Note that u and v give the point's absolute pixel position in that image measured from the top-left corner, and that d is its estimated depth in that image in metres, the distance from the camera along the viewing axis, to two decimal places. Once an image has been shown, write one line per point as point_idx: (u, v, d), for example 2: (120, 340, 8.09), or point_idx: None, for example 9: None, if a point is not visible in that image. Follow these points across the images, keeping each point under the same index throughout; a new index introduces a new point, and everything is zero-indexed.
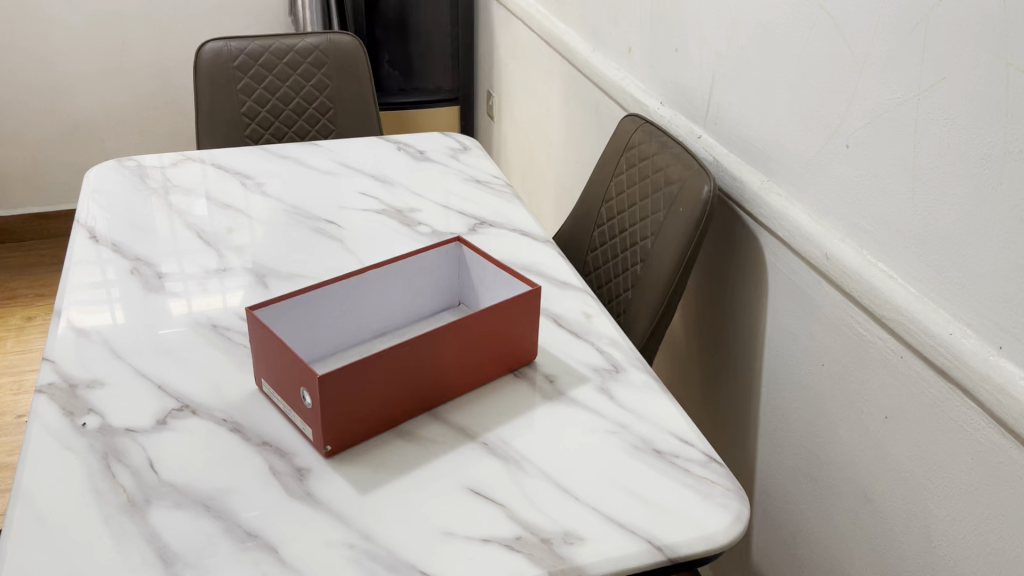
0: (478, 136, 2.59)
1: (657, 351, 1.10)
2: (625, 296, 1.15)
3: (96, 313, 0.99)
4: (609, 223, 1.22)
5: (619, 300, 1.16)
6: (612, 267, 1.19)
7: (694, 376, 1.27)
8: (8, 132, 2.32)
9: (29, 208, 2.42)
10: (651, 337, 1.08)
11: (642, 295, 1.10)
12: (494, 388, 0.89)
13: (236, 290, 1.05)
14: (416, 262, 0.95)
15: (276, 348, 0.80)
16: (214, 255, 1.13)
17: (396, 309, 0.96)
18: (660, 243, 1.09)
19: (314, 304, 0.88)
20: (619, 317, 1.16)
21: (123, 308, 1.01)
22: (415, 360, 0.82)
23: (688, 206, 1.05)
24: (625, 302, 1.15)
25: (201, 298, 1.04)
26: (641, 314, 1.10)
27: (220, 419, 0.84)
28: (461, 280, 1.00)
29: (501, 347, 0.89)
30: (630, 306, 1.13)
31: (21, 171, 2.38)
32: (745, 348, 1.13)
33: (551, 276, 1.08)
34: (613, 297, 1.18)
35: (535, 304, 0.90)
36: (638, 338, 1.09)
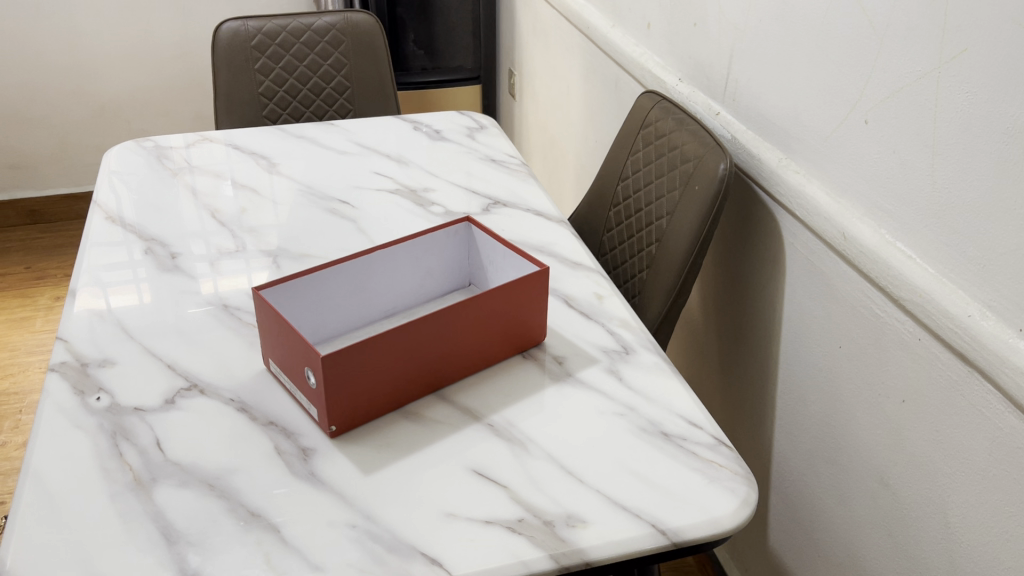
0: (500, 115, 2.57)
1: (672, 332, 1.08)
2: (640, 276, 1.14)
3: (123, 293, 1.00)
4: (625, 202, 1.20)
5: (635, 280, 1.15)
6: (628, 247, 1.18)
7: (711, 358, 1.25)
8: (36, 115, 2.34)
9: (57, 189, 2.45)
10: (666, 319, 1.06)
11: (658, 276, 1.09)
12: (501, 369, 0.88)
13: (262, 270, 1.06)
14: (425, 242, 0.94)
15: (281, 327, 0.80)
16: (229, 236, 1.13)
17: (405, 291, 0.96)
18: (675, 223, 1.07)
19: (322, 284, 0.88)
20: (635, 298, 1.14)
21: (149, 288, 1.01)
22: (421, 341, 0.81)
23: (704, 184, 1.03)
24: (640, 283, 1.13)
25: (225, 273, 1.05)
26: (656, 295, 1.08)
27: (228, 398, 0.84)
28: (471, 261, 0.99)
29: (508, 328, 0.88)
30: (645, 287, 1.12)
31: (49, 154, 2.40)
32: (762, 330, 1.11)
33: (564, 256, 1.07)
34: (628, 278, 1.17)
35: (543, 284, 0.89)
36: (653, 319, 1.07)
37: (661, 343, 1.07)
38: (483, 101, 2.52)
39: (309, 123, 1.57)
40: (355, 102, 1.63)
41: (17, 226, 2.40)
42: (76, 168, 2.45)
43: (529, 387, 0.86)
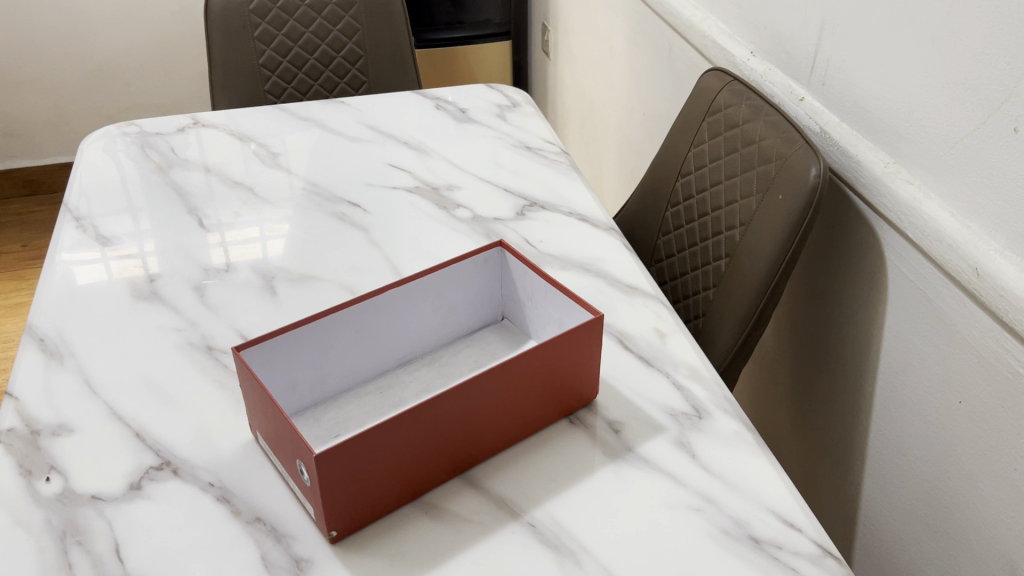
0: (531, 72, 2.37)
1: (744, 366, 0.90)
2: (704, 295, 0.95)
3: (127, 264, 0.92)
4: (686, 203, 1.01)
5: (698, 299, 0.97)
6: (690, 258, 0.99)
7: (783, 382, 1.07)
8: (28, 80, 2.17)
9: (57, 158, 2.30)
10: (738, 352, 0.88)
11: (728, 299, 0.90)
12: (543, 440, 0.71)
13: (277, 239, 0.96)
14: (448, 275, 0.76)
15: (266, 404, 0.63)
16: (216, 247, 0.95)
17: (425, 333, 0.78)
18: (750, 235, 0.89)
19: (320, 334, 0.71)
20: (698, 319, 0.96)
21: (157, 258, 0.94)
22: (441, 418, 0.64)
23: (790, 193, 0.84)
24: (705, 304, 0.95)
25: (237, 240, 0.96)
26: (725, 322, 0.90)
27: (206, 483, 0.68)
28: (504, 293, 0.81)
29: (552, 389, 0.71)
30: (712, 309, 0.93)
31: (46, 121, 2.24)
32: (850, 363, 0.92)
33: (614, 278, 0.89)
34: (690, 294, 0.99)
35: (596, 335, 0.71)
36: (722, 351, 0.89)
37: (731, 381, 0.89)
38: (512, 57, 2.31)
39: (316, 99, 1.38)
40: (367, 71, 1.44)
41: (14, 197, 2.25)
42: (76, 136, 2.29)
43: (579, 470, 0.69)
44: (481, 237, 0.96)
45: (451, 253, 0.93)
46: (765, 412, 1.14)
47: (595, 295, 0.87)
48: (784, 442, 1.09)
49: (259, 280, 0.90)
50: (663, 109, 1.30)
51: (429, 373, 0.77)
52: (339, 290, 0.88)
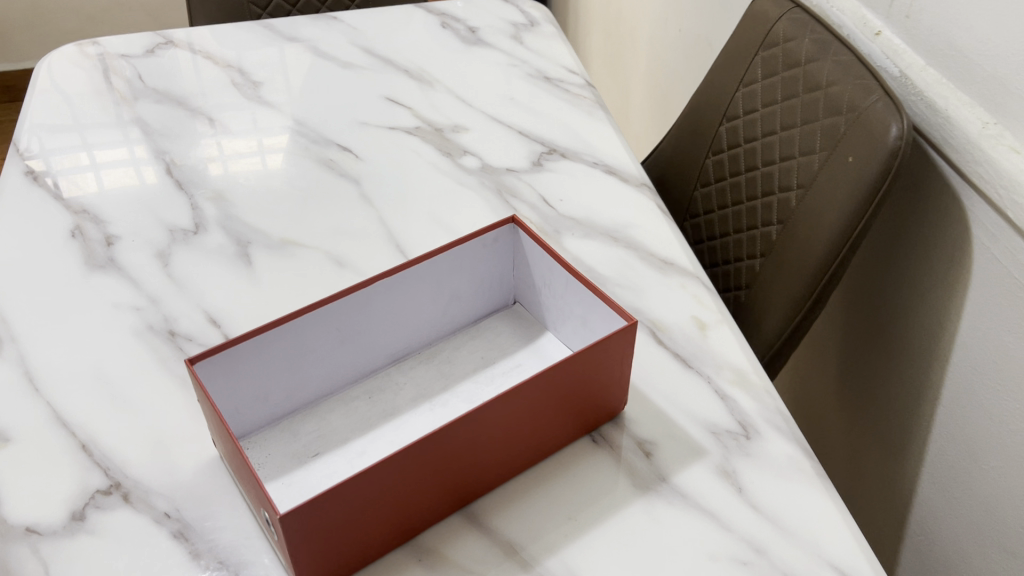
0: None
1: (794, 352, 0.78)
2: (749, 264, 0.82)
3: (117, 172, 0.85)
4: (731, 152, 0.87)
5: (741, 268, 0.84)
6: (734, 218, 0.85)
7: (832, 354, 0.95)
8: None
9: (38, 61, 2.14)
10: (788, 338, 0.76)
11: (779, 274, 0.77)
12: (560, 465, 0.60)
13: (272, 161, 0.87)
14: (449, 259, 0.63)
15: (224, 435, 0.52)
16: (184, 201, 0.82)
17: (422, 325, 0.66)
18: (810, 202, 0.75)
19: (293, 335, 0.59)
20: (741, 291, 0.83)
21: (153, 167, 0.86)
22: (438, 454, 0.53)
23: (862, 157, 0.70)
24: (750, 275, 0.82)
25: (236, 152, 0.88)
26: (773, 301, 0.77)
27: (161, 513, 0.58)
28: (516, 276, 0.68)
29: (572, 407, 0.59)
30: (758, 283, 0.80)
31: (24, 20, 2.07)
32: (915, 349, 0.80)
33: (646, 249, 0.76)
34: (732, 260, 0.86)
35: (628, 344, 0.58)
36: (768, 336, 0.77)
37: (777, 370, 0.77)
38: None
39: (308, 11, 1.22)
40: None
41: None
42: (56, 37, 2.13)
43: (601, 506, 0.58)
44: (491, 192, 0.82)
45: (456, 214, 0.80)
46: (808, 380, 1.03)
47: (623, 272, 0.74)
48: (830, 417, 0.98)
49: (232, 245, 0.77)
50: (706, 33, 1.14)
51: (426, 373, 0.65)
52: (324, 260, 0.75)
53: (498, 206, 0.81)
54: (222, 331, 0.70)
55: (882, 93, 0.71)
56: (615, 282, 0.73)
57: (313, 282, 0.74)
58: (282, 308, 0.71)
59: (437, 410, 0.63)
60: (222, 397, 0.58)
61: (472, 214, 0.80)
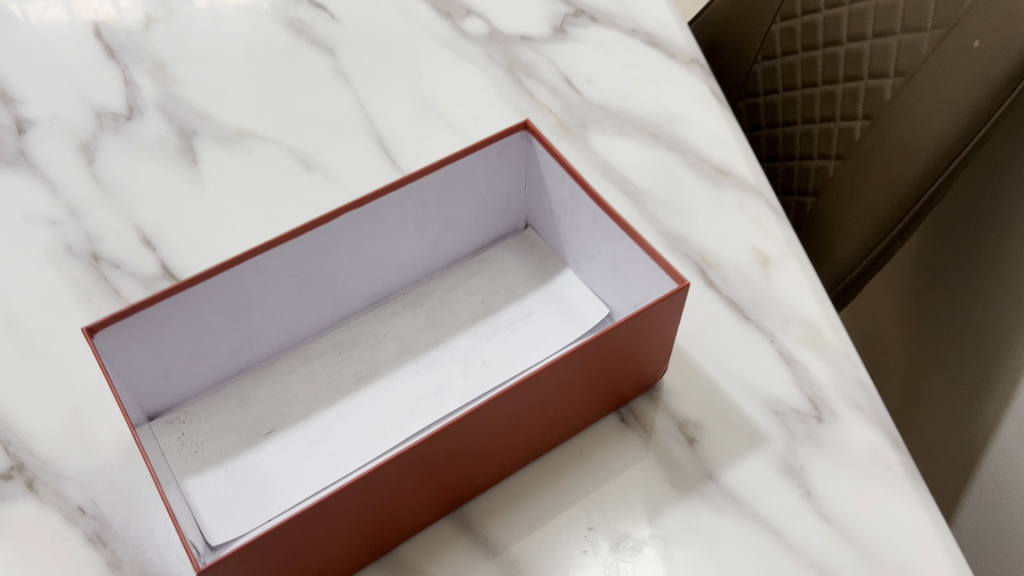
0: None
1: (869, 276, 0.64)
2: (821, 166, 0.66)
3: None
4: (803, 18, 0.66)
5: (811, 168, 0.68)
6: (804, 103, 0.68)
7: (906, 261, 0.80)
8: None
9: None
10: (866, 267, 0.63)
11: (860, 185, 0.62)
12: (581, 452, 0.48)
13: (228, 17, 0.67)
14: (441, 180, 0.48)
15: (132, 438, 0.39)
16: (117, 71, 0.64)
17: (408, 258, 0.52)
18: (911, 97, 0.57)
19: (232, 283, 0.45)
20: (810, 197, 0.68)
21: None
22: (421, 466, 0.40)
23: (993, 46, 0.51)
24: (822, 178, 0.67)
25: None
26: (851, 219, 0.63)
27: (74, 505, 0.46)
28: (527, 195, 0.52)
29: (599, 388, 0.45)
30: (831, 192, 0.65)
31: None
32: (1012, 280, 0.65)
33: (695, 152, 0.60)
34: (800, 155, 0.70)
35: (676, 313, 0.44)
36: (842, 258, 0.64)
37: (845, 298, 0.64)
38: None
39: None
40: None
41: None
42: None
43: (629, 512, 0.46)
44: (500, 70, 0.65)
45: (456, 99, 0.63)
46: (871, 283, 0.89)
47: (665, 185, 0.58)
48: (894, 330, 0.85)
49: (174, 136, 0.61)
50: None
51: (412, 322, 0.51)
52: (289, 159, 0.60)
53: (509, 89, 0.64)
54: (158, 256, 0.55)
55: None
56: (655, 199, 0.57)
57: (273, 189, 0.58)
58: (235, 226, 0.57)
59: (425, 374, 0.49)
60: (143, 362, 0.45)
61: (476, 99, 0.63)
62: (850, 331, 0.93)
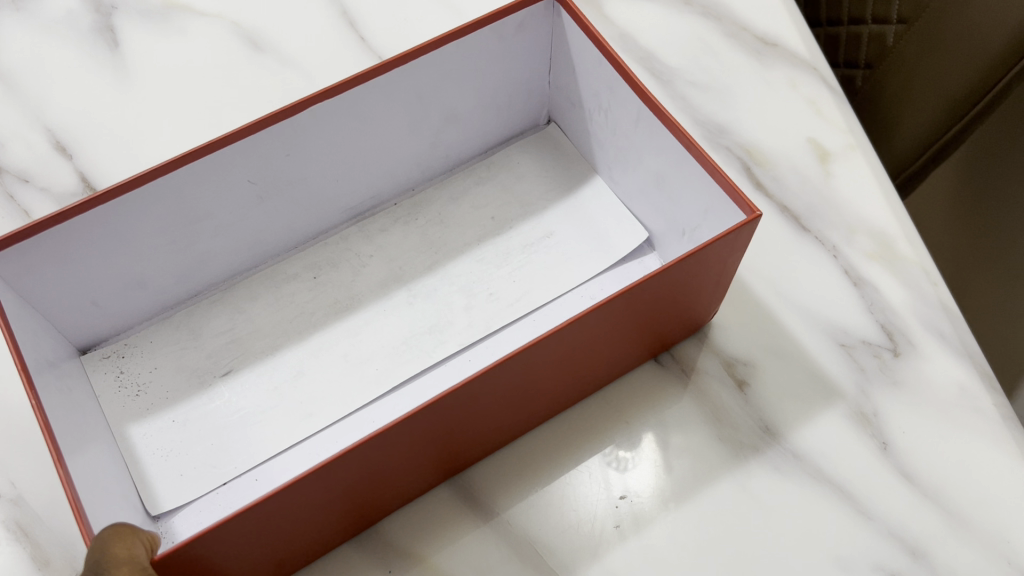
0: None
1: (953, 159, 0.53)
2: (878, 32, 0.51)
3: None
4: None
5: (862, 34, 0.52)
6: None
7: None
8: None
9: None
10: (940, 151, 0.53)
11: (931, 55, 0.48)
12: (613, 407, 0.39)
13: None
14: (439, 58, 0.37)
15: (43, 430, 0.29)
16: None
17: (403, 159, 0.41)
18: None
19: (171, 190, 0.35)
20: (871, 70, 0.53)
21: None
22: (408, 441, 0.31)
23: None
24: (879, 48, 0.52)
25: None
26: (917, 93, 0.51)
27: None
28: (552, 82, 0.42)
29: (636, 335, 0.36)
30: (894, 60, 0.51)
31: None
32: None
33: (741, 24, 0.48)
34: (848, 19, 0.53)
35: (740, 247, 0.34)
36: (910, 142, 0.53)
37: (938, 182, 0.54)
38: None
39: None
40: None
41: None
42: None
43: (651, 436, 0.38)
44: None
45: None
46: None
47: (704, 63, 0.47)
48: None
49: (89, 12, 0.48)
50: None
51: (405, 241, 0.42)
52: (230, 36, 0.47)
53: None
54: (75, 164, 0.44)
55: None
56: (689, 80, 0.46)
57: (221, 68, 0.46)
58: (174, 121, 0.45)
59: (420, 306, 0.40)
60: (65, 287, 0.36)
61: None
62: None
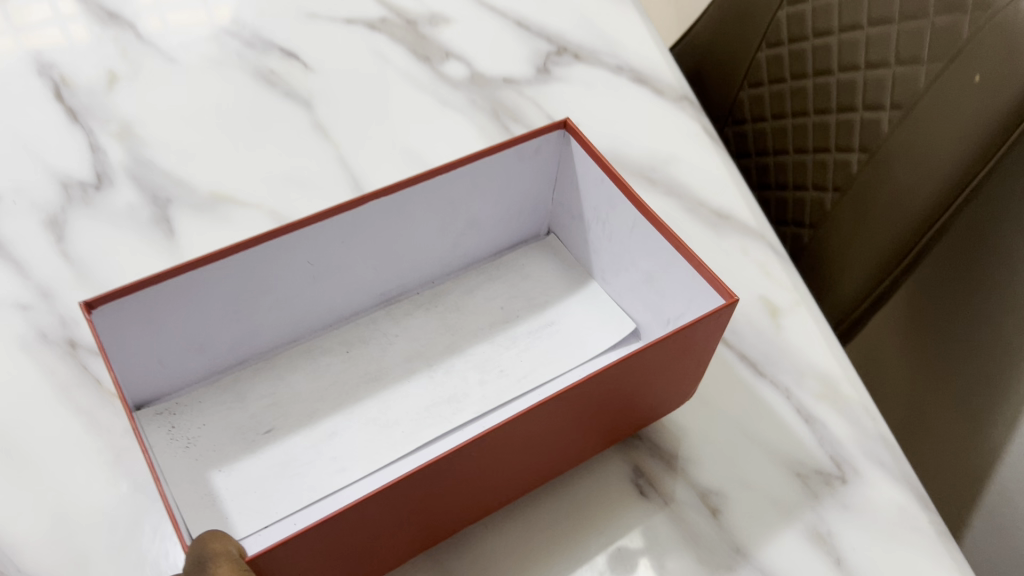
0: None
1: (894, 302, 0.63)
2: (818, 197, 0.64)
3: (40, 36, 0.59)
4: (791, 47, 0.64)
5: (806, 198, 0.65)
6: (792, 132, 0.66)
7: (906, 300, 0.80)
8: None
9: None
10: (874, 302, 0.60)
11: (857, 223, 0.59)
12: (602, 511, 0.44)
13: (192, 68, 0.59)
14: (473, 173, 0.45)
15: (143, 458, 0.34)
16: (79, 137, 0.55)
17: (428, 255, 0.49)
18: (913, 128, 0.53)
19: (245, 268, 0.41)
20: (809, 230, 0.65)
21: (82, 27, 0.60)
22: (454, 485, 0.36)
23: (989, 84, 0.48)
24: (819, 211, 0.64)
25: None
26: (849, 255, 0.61)
27: None
28: (555, 198, 0.50)
29: (631, 413, 0.42)
30: (824, 227, 0.63)
31: None
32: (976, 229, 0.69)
33: (695, 196, 0.57)
34: (794, 185, 0.67)
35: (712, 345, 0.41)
36: (847, 296, 0.61)
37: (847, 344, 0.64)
38: None
39: None
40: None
41: None
42: None
43: (645, 561, 0.42)
44: (486, 113, 0.60)
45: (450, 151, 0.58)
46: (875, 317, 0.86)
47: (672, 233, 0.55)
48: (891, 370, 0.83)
49: (148, 207, 0.53)
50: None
51: (427, 325, 0.48)
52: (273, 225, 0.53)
53: (496, 133, 0.59)
54: None
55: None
56: None
57: None
58: None
59: (440, 380, 0.46)
60: (142, 346, 0.41)
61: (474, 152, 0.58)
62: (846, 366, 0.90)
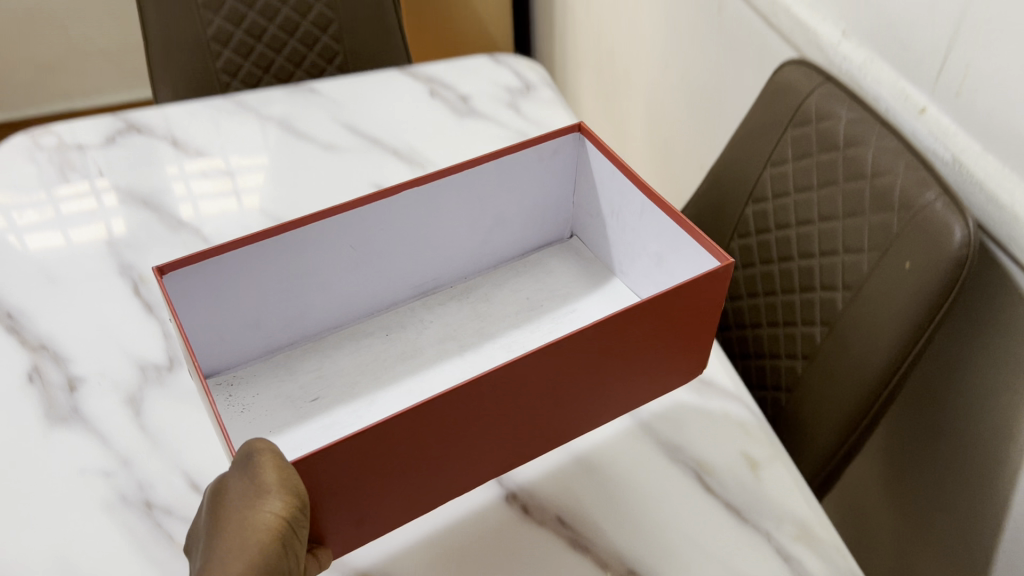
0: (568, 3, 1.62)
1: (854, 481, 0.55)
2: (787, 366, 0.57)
3: (84, 228, 0.59)
4: (757, 238, 0.62)
5: (778, 365, 0.58)
6: (769, 310, 0.60)
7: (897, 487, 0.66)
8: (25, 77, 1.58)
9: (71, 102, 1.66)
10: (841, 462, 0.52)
11: (813, 402, 0.54)
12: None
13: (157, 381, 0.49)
14: (495, 175, 0.50)
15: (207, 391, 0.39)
16: (153, 326, 0.53)
17: (455, 252, 0.53)
18: (859, 311, 0.51)
19: (297, 249, 0.46)
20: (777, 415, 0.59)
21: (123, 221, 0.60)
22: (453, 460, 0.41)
23: (915, 274, 0.47)
24: (793, 377, 0.57)
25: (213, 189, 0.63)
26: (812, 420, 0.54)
27: None
28: (573, 204, 0.55)
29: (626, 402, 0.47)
30: (789, 400, 0.57)
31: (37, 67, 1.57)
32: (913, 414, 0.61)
33: None
34: (771, 358, 0.60)
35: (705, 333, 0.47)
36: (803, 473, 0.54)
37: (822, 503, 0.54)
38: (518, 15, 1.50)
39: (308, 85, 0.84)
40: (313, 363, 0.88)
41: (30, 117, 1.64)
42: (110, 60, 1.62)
43: None
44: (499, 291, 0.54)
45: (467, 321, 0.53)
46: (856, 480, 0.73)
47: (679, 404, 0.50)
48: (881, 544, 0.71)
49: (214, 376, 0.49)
50: (725, 94, 0.83)
51: (459, 311, 0.53)
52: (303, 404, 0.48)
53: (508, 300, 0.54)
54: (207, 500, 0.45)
55: (944, 184, 0.48)
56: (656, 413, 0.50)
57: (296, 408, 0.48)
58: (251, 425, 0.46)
59: (469, 356, 0.50)
60: (208, 312, 0.46)
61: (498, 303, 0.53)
62: (842, 531, 0.76)
